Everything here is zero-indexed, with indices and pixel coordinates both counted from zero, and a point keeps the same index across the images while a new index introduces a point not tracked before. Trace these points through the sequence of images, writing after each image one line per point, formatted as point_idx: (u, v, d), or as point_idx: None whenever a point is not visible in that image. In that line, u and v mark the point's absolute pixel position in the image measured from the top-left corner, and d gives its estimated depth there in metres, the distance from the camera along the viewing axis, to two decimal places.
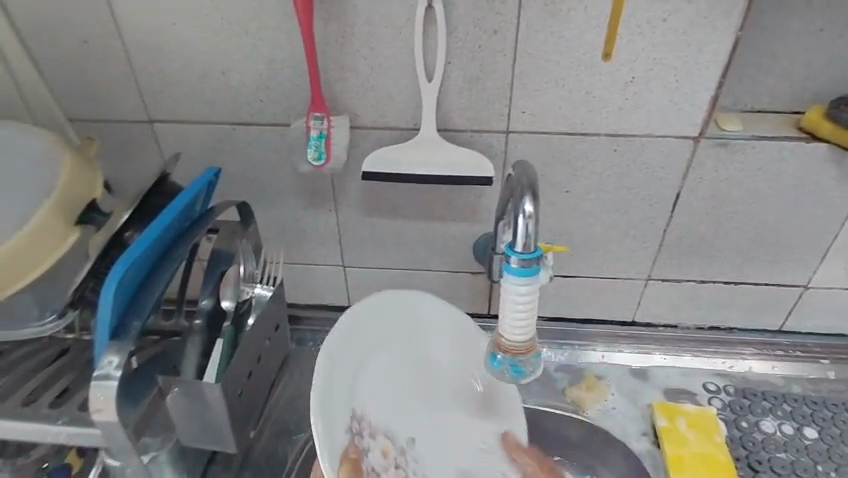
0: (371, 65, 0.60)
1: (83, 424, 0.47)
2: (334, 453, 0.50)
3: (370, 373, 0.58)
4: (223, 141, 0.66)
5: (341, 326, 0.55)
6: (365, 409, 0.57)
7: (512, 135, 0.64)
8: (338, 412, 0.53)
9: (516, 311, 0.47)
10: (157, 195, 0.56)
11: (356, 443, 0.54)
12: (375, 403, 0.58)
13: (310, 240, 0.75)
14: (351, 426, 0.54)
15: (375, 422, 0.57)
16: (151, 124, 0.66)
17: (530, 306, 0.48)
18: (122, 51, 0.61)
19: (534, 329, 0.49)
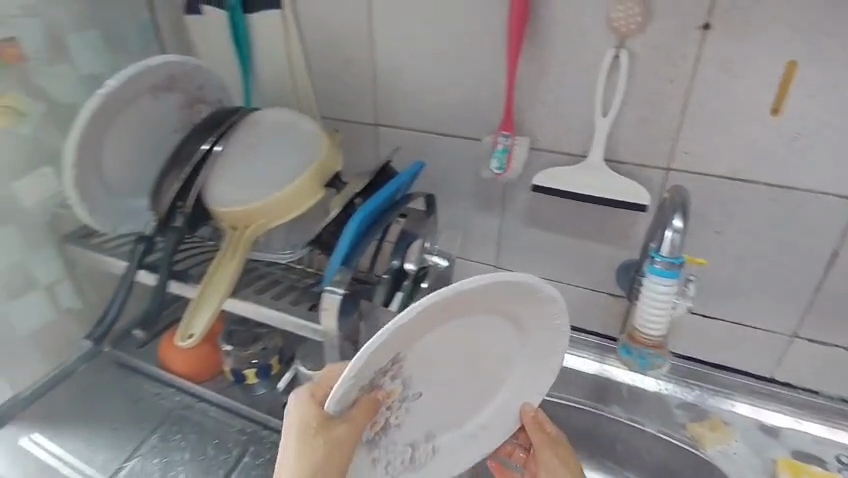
0: (558, 99, 0.74)
1: (310, 321, 0.66)
2: (350, 387, 0.47)
3: (437, 328, 0.53)
4: (426, 146, 0.85)
5: (454, 288, 0.47)
6: (406, 354, 0.52)
7: (670, 172, 0.73)
8: (383, 354, 0.48)
9: (654, 305, 0.61)
10: (380, 176, 0.75)
11: (376, 380, 0.51)
12: (419, 351, 0.54)
13: (473, 239, 0.90)
14: (383, 366, 0.50)
15: (405, 367, 0.53)
16: (376, 127, 0.87)
17: (665, 304, 0.61)
18: (371, 70, 0.83)
19: (665, 324, 0.62)
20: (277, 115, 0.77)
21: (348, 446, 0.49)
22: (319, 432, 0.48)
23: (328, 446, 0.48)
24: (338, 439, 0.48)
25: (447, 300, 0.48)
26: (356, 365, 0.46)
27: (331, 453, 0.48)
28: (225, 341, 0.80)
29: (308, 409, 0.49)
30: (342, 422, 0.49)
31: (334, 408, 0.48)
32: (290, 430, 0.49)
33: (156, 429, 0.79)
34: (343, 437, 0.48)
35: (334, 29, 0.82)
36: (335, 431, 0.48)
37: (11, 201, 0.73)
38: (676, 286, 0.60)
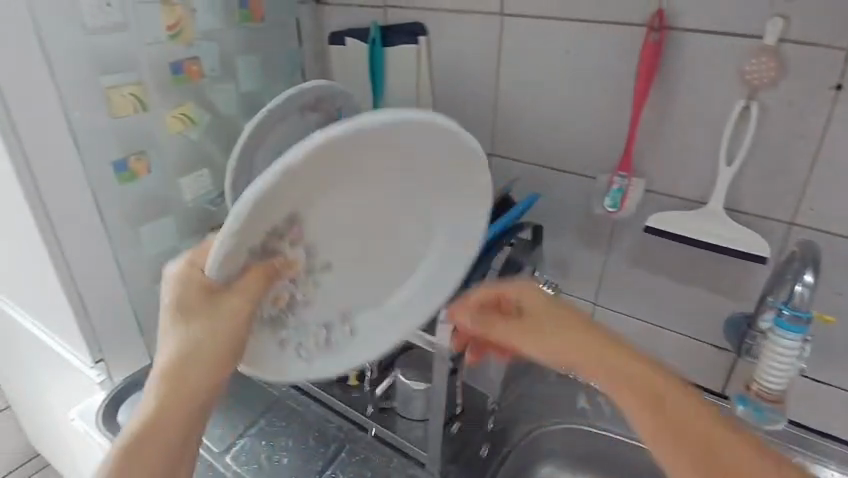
0: (679, 146, 0.75)
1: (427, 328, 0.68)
2: (231, 251, 0.48)
3: (332, 183, 0.54)
4: (538, 178, 0.89)
5: (341, 129, 0.47)
6: (305, 214, 0.54)
7: (793, 227, 0.72)
8: (270, 214, 0.50)
9: (777, 360, 0.61)
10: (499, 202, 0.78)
11: (270, 244, 0.52)
12: (319, 213, 0.56)
13: (574, 272, 0.92)
14: (273, 229, 0.52)
15: (309, 234, 0.56)
16: (491, 156, 0.92)
17: (790, 359, 0.61)
18: (494, 103, 0.88)
19: (787, 379, 0.62)
20: None
21: (228, 317, 0.48)
22: (207, 299, 0.48)
23: (183, 304, 0.47)
24: (203, 299, 0.48)
25: (342, 149, 0.49)
26: (234, 222, 0.46)
27: (212, 325, 0.48)
28: None
29: (183, 272, 0.48)
30: (231, 289, 0.49)
31: (213, 272, 0.47)
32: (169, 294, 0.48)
33: (264, 414, 0.86)
34: (188, 290, 0.47)
35: (463, 65, 0.89)
36: (239, 298, 0.49)
37: (176, 196, 0.85)
38: (803, 341, 0.60)
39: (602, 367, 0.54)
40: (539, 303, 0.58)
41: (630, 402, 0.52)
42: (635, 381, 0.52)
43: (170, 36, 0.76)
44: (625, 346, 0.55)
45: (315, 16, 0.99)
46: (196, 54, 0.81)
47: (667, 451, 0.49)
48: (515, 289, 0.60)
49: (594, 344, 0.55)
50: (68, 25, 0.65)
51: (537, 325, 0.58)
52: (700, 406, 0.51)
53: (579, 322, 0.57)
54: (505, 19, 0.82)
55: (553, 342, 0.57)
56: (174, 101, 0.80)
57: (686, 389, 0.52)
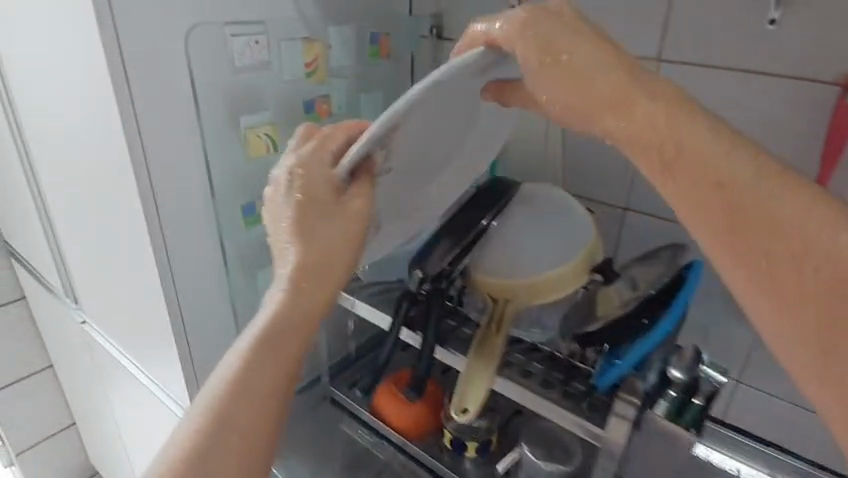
0: None
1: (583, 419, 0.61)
2: (358, 155, 0.44)
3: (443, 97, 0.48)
4: (682, 239, 0.80)
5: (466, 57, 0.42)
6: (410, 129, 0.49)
7: None
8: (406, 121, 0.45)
9: None
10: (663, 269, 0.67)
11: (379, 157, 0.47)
12: (414, 130, 0.50)
13: (715, 344, 0.82)
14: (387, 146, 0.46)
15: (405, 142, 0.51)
16: (625, 211, 0.84)
17: None
18: None
19: None
20: (547, 191, 0.76)
21: (336, 227, 0.46)
22: (334, 201, 0.46)
23: (299, 208, 0.45)
24: (329, 209, 0.45)
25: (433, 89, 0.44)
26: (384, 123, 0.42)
27: (318, 232, 0.45)
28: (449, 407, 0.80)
29: (307, 154, 0.46)
30: (349, 195, 0.46)
31: (349, 162, 0.44)
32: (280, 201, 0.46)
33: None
34: (311, 195, 0.45)
35: None
36: (342, 205, 0.46)
37: None
38: None
39: (664, 132, 0.38)
40: (583, 59, 0.40)
41: (721, 243, 0.37)
42: (672, 149, 0.38)
43: (306, 73, 0.72)
44: (693, 103, 0.38)
45: (436, 51, 0.94)
46: (327, 93, 0.76)
47: (756, 288, 0.36)
48: (569, 12, 0.42)
49: (657, 86, 0.39)
50: (217, 64, 0.62)
51: (582, 80, 0.40)
52: (791, 189, 0.35)
53: (634, 77, 0.39)
54: (660, 64, 0.74)
55: (617, 102, 0.39)
56: (302, 141, 0.75)
57: (823, 200, 0.34)
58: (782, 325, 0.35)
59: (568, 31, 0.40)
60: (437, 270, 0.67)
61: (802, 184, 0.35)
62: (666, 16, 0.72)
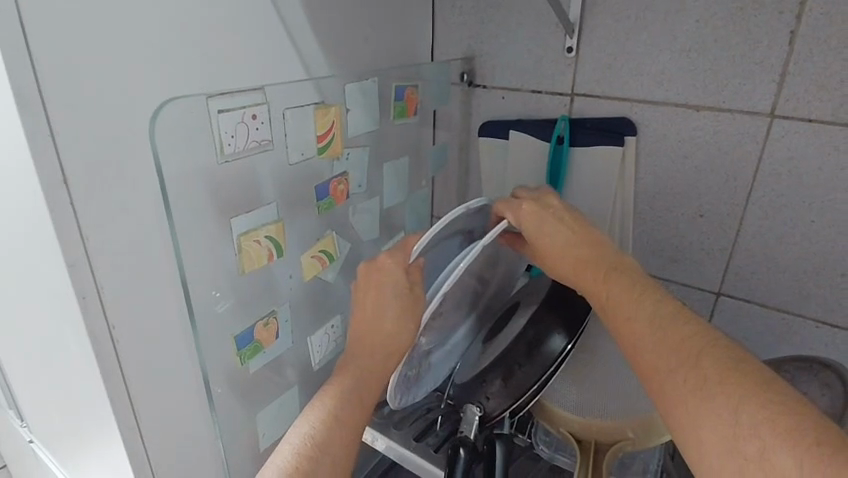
0: None
1: None
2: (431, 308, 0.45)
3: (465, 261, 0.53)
4: (793, 333, 0.64)
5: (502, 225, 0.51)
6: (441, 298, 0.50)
7: None
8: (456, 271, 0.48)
9: None
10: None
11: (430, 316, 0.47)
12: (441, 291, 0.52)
13: None
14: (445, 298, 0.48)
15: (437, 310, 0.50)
16: (717, 296, 0.68)
17: None
18: (735, 230, 0.64)
19: None
20: None
21: (399, 303, 0.48)
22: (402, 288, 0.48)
23: (377, 281, 0.49)
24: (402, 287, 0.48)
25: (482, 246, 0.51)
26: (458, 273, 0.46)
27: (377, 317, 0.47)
28: None
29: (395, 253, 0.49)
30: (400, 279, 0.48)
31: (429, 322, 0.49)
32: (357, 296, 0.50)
33: None
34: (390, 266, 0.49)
35: (688, 176, 0.65)
36: (410, 292, 0.48)
37: (303, 359, 0.62)
38: None
39: (589, 279, 0.43)
40: (550, 229, 0.48)
41: (629, 344, 0.38)
42: (603, 296, 0.41)
43: (319, 149, 0.54)
44: (624, 267, 0.42)
45: (464, 101, 0.77)
46: (345, 169, 0.59)
47: (651, 362, 0.35)
48: (564, 207, 0.50)
49: (603, 252, 0.45)
50: (197, 152, 0.44)
51: (544, 245, 0.47)
52: (675, 318, 0.37)
53: (589, 244, 0.45)
54: (774, 121, 0.58)
55: (564, 260, 0.46)
56: (317, 236, 0.57)
57: (705, 331, 0.36)
58: (663, 403, 0.34)
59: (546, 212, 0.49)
60: (501, 412, 0.51)
61: (690, 316, 0.37)
62: (783, 66, 0.56)
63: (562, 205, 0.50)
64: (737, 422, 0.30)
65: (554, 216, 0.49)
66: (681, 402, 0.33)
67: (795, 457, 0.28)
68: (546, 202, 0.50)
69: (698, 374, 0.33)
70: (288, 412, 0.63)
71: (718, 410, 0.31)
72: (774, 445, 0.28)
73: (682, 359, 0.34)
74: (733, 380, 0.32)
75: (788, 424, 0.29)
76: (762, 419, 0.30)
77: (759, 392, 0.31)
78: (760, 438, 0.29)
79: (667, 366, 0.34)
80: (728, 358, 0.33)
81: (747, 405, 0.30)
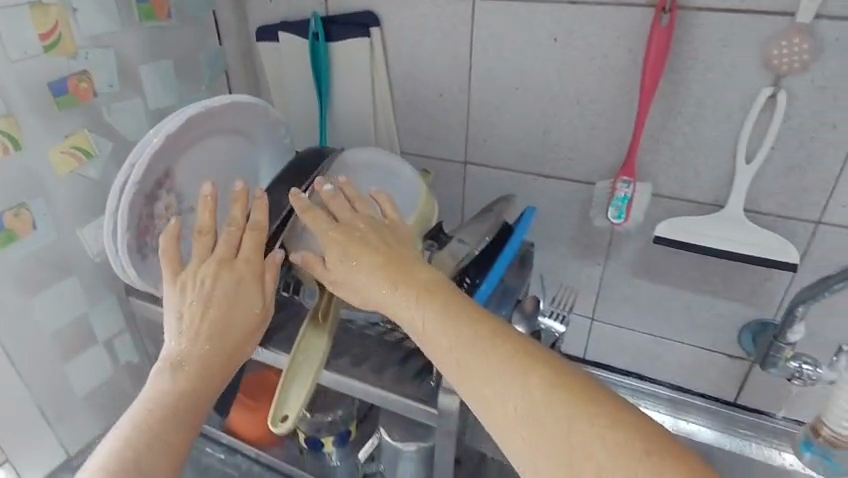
0: (689, 142, 0.65)
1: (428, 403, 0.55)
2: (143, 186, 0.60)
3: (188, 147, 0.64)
4: (522, 186, 0.77)
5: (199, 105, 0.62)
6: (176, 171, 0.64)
7: (822, 225, 0.63)
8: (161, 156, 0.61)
9: None
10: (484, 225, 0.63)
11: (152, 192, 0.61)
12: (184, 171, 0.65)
13: (567, 285, 0.81)
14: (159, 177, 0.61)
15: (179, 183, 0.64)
16: (464, 165, 0.79)
17: None
18: (466, 104, 0.75)
19: None
20: (366, 150, 0.69)
21: (257, 295, 0.53)
22: (253, 278, 0.53)
23: (238, 283, 0.52)
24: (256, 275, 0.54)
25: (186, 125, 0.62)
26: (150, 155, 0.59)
27: (230, 315, 0.51)
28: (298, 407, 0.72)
29: (247, 249, 0.54)
30: (247, 264, 0.53)
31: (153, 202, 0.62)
32: (182, 293, 0.52)
33: None
34: (248, 265, 0.53)
35: (426, 60, 0.75)
36: (259, 282, 0.54)
37: (76, 250, 0.66)
38: None
39: (412, 315, 0.45)
40: (370, 263, 0.49)
41: (457, 367, 0.41)
42: (421, 328, 0.44)
43: (45, 48, 0.58)
44: (436, 289, 0.46)
45: (236, 8, 0.81)
46: (86, 68, 0.63)
47: (490, 392, 0.39)
48: (368, 225, 0.52)
49: (418, 278, 0.47)
50: None
51: (366, 283, 0.48)
52: (493, 338, 0.41)
53: (406, 276, 0.47)
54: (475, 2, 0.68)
55: (392, 297, 0.47)
56: (63, 134, 0.62)
57: (520, 345, 0.41)
58: (502, 415, 0.39)
59: (363, 242, 0.50)
60: None
61: (507, 334, 0.42)
62: None
63: (367, 223, 0.52)
64: (573, 441, 0.36)
65: (360, 238, 0.51)
66: (520, 428, 0.37)
67: (625, 462, 0.34)
68: (351, 219, 0.52)
69: (532, 398, 0.38)
70: (73, 302, 0.68)
71: (554, 431, 0.36)
72: (603, 454, 0.35)
73: (516, 375, 0.39)
74: (559, 394, 0.38)
75: (612, 432, 0.36)
76: (594, 433, 0.36)
77: (585, 405, 0.37)
78: (587, 443, 0.36)
79: (505, 396, 0.39)
80: (552, 376, 0.39)
81: (581, 419, 0.36)
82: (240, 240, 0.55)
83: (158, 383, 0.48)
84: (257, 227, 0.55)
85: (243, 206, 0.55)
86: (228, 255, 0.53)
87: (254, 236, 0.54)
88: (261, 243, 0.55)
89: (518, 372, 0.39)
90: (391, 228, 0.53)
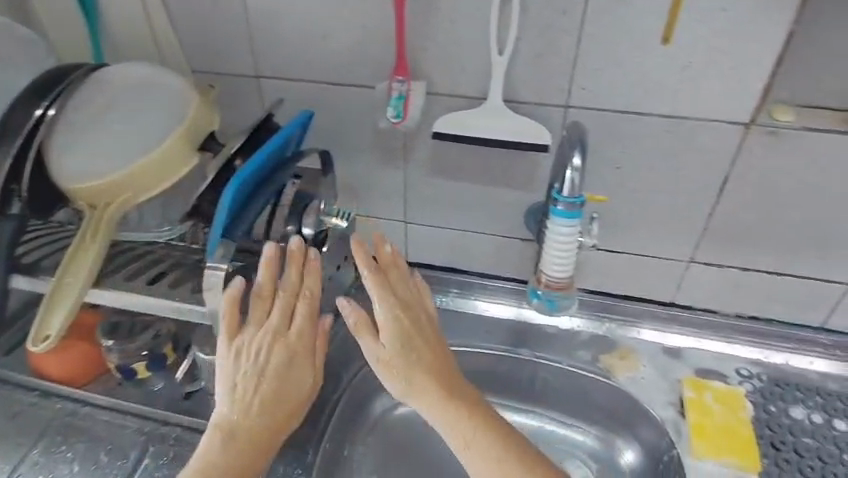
0: (451, 37, 0.69)
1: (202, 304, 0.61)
2: None
3: None
4: (316, 98, 0.78)
5: None
6: None
7: (571, 109, 0.71)
8: None
9: (553, 248, 0.63)
10: (262, 130, 0.66)
11: None
12: None
13: (375, 192, 0.85)
14: None
15: None
16: (257, 80, 0.78)
17: (563, 244, 0.63)
18: (245, 13, 0.73)
19: (567, 269, 0.65)
20: (132, 68, 0.66)
21: (309, 370, 0.62)
22: (308, 352, 0.62)
23: (296, 359, 0.61)
24: (308, 347, 0.62)
25: None
26: None
27: (278, 389, 0.60)
28: (105, 336, 0.72)
29: (303, 323, 0.62)
30: (296, 336, 0.62)
31: None
32: (240, 359, 0.60)
33: (36, 445, 0.72)
34: (303, 335, 0.62)
35: None
36: (311, 353, 0.63)
37: None
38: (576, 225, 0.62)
39: (463, 419, 0.60)
40: (433, 365, 0.63)
41: (496, 464, 0.58)
42: (471, 434, 0.60)
43: None
44: (474, 404, 0.62)
45: None
46: None
47: None
48: (421, 316, 0.66)
49: (465, 391, 0.63)
50: None
51: (428, 377, 0.62)
52: (523, 447, 0.60)
53: (455, 385, 0.63)
54: None
55: (449, 395, 0.62)
56: None
57: (540, 456, 0.60)
58: None
59: (428, 344, 0.64)
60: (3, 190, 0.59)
61: (532, 448, 0.60)
62: None
63: (426, 319, 0.66)
64: None
65: (417, 328, 0.64)
66: None
67: None
68: (408, 303, 0.66)
69: None
70: None
71: None
72: None
73: None
74: None
75: None
76: None
77: None
78: None
79: None
80: None
81: None
82: (294, 309, 0.62)
83: (210, 446, 0.58)
84: (309, 295, 0.62)
85: (299, 274, 0.63)
86: (283, 327, 0.61)
87: (304, 304, 0.62)
88: (311, 314, 0.63)
89: (506, 467, 0.58)
90: (439, 331, 0.67)
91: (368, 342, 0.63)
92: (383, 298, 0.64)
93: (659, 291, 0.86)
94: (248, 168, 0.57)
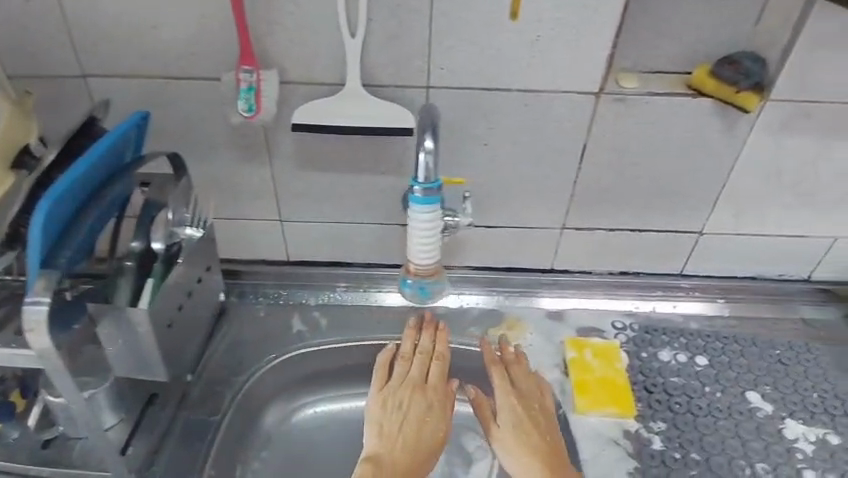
0: (298, 20, 0.64)
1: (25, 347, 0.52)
2: None
3: None
4: (158, 96, 0.70)
5: None
6: None
7: (432, 89, 0.70)
8: None
9: (416, 236, 0.63)
10: (83, 137, 0.57)
11: None
12: None
13: (242, 192, 0.79)
14: None
15: None
16: (84, 79, 0.69)
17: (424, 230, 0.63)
18: (56, 3, 0.63)
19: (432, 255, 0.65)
20: None
21: (439, 421, 0.70)
22: (442, 408, 0.71)
23: (434, 407, 0.70)
24: (442, 401, 0.71)
25: None
26: None
27: (418, 434, 0.68)
28: None
29: (437, 378, 0.72)
30: (429, 389, 0.71)
31: None
32: (386, 406, 0.69)
33: None
34: (436, 389, 0.72)
35: None
36: (443, 405, 0.71)
37: None
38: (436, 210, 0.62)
39: None
40: (535, 437, 0.69)
41: None
42: None
43: None
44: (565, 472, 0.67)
45: None
46: None
47: None
48: (538, 404, 0.73)
49: (560, 460, 0.68)
50: None
51: (527, 443, 0.68)
52: None
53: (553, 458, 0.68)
54: None
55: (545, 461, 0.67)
56: None
57: None
58: None
59: (535, 414, 0.72)
60: None
61: None
62: None
63: (542, 401, 0.73)
64: None
65: (532, 411, 0.72)
66: None
67: None
68: (529, 390, 0.74)
69: None
70: None
71: None
72: None
73: None
74: None
75: None
76: None
77: None
78: None
79: None
80: None
81: None
82: (432, 367, 0.73)
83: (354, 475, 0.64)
84: (442, 356, 0.74)
85: (433, 340, 0.75)
86: (422, 380, 0.72)
87: (439, 365, 0.73)
88: (444, 374, 0.73)
89: None
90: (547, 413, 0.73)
91: (476, 402, 0.73)
92: (503, 375, 0.74)
93: (539, 259, 0.89)
94: (67, 177, 0.48)
